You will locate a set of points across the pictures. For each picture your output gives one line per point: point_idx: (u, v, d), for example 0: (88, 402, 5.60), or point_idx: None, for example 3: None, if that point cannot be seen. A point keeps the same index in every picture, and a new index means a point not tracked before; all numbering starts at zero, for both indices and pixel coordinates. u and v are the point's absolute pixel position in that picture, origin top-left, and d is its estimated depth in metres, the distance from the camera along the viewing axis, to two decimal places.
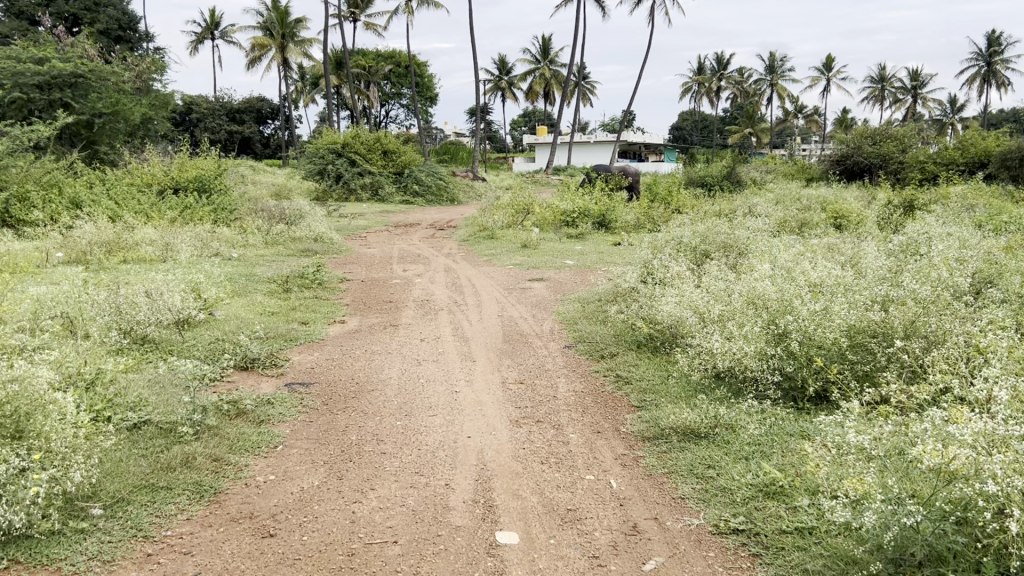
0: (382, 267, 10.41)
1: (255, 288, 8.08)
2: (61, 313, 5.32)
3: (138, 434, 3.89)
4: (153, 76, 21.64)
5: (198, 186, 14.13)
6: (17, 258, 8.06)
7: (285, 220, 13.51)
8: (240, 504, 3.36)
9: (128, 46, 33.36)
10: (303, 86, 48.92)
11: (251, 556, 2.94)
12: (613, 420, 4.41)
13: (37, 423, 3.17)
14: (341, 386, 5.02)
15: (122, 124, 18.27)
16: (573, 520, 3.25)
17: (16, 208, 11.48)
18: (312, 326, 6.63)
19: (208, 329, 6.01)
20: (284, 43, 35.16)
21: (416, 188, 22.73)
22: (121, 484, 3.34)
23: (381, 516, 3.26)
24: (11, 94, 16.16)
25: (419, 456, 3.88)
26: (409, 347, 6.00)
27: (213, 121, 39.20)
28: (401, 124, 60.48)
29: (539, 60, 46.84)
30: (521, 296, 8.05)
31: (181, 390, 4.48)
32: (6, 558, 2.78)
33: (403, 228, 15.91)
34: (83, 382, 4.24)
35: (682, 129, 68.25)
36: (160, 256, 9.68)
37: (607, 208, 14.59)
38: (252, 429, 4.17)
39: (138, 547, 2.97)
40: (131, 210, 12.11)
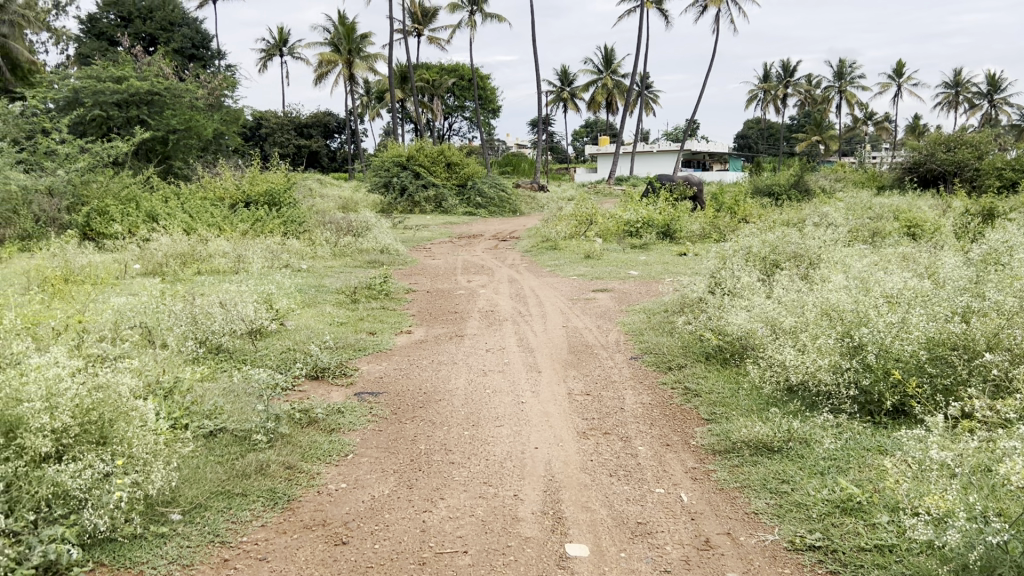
0: (446, 278, 10.49)
1: (324, 298, 8.23)
2: (140, 322, 5.49)
3: (214, 441, 3.99)
4: (224, 93, 22.25)
5: (267, 200, 14.47)
6: (98, 270, 8.36)
7: (352, 232, 13.74)
8: (313, 511, 3.41)
9: (202, 64, 34.42)
10: (368, 100, 49.71)
11: (325, 563, 2.98)
12: (682, 433, 4.36)
13: (120, 430, 3.26)
14: (409, 395, 5.07)
15: (195, 139, 18.81)
16: (642, 534, 3.21)
17: (97, 222, 11.91)
18: (380, 336, 6.72)
19: (279, 339, 6.14)
20: (350, 58, 35.81)
21: (479, 199, 22.88)
22: (198, 490, 3.43)
23: (451, 526, 3.27)
24: (92, 112, 16.80)
25: (487, 466, 3.89)
26: (475, 358, 6.03)
27: (282, 136, 40.12)
28: (464, 136, 61.06)
29: (602, 70, 46.86)
30: (585, 306, 8.02)
31: (255, 397, 4.58)
32: (91, 561, 2.87)
33: (467, 239, 16.04)
34: (162, 390, 4.37)
35: (748, 137, 67.41)
36: (232, 267, 9.93)
37: (672, 217, 14.46)
38: (323, 437, 4.23)
39: (215, 552, 3.03)
40: (204, 223, 12.45)
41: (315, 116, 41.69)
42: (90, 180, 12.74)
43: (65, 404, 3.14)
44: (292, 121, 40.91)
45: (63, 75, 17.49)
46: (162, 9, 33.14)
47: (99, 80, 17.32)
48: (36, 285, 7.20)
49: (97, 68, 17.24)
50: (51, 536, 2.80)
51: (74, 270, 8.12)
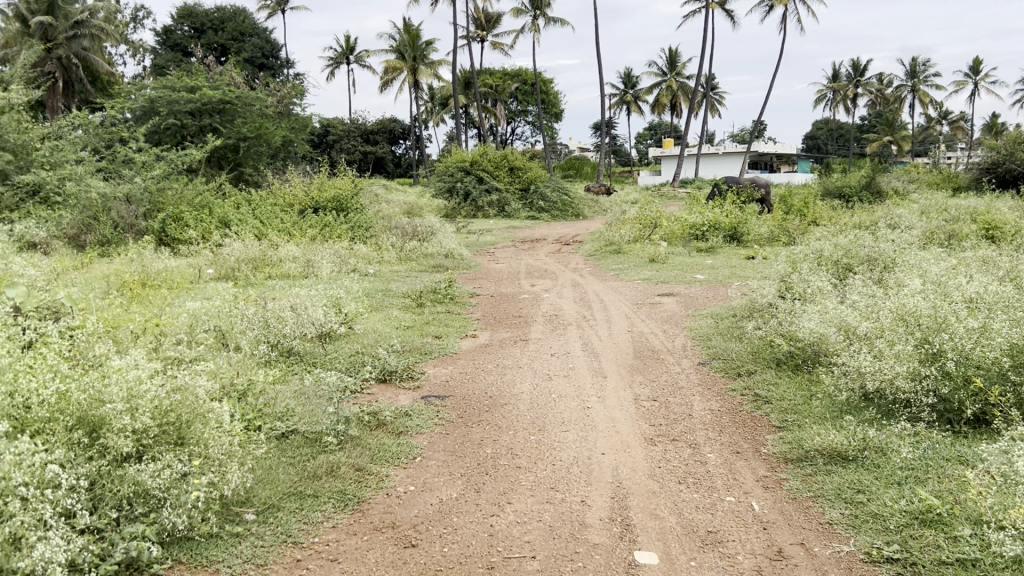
0: (510, 283, 10.52)
1: (390, 302, 8.33)
2: (215, 326, 5.63)
3: (286, 442, 4.07)
4: (292, 101, 22.71)
5: (335, 206, 14.70)
6: (173, 274, 8.60)
7: (417, 236, 13.87)
8: (383, 513, 3.46)
9: (271, 73, 35.19)
10: (432, 106, 50.17)
11: (395, 565, 3.01)
12: (753, 440, 4.28)
13: (197, 432, 3.34)
14: (474, 399, 5.09)
15: (265, 146, 19.22)
16: (713, 542, 3.17)
17: (172, 228, 12.26)
18: (445, 340, 6.77)
19: (348, 342, 6.24)
20: (415, 65, 36.21)
21: (542, 203, 22.84)
22: (271, 492, 3.49)
23: (519, 530, 3.27)
24: (167, 120, 17.35)
25: (554, 472, 3.88)
26: (541, 362, 6.03)
27: (349, 142, 40.79)
28: (527, 140, 61.24)
29: (666, 72, 46.49)
30: (651, 311, 7.94)
31: (325, 399, 4.67)
32: (171, 558, 2.96)
33: (530, 243, 16.05)
34: (235, 393, 4.47)
35: (817, 138, 66.05)
36: (302, 272, 10.12)
37: (739, 220, 14.25)
38: (392, 440, 4.28)
39: (288, 552, 3.09)
40: (275, 229, 12.73)
41: (381, 123, 42.28)
42: (166, 187, 13.13)
43: (146, 405, 3.22)
44: (358, 127, 41.53)
45: (140, 86, 18.07)
46: (233, 20, 34.02)
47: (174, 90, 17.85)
48: (116, 289, 7.44)
49: (172, 79, 17.77)
50: (133, 534, 2.89)
51: (151, 274, 8.37)
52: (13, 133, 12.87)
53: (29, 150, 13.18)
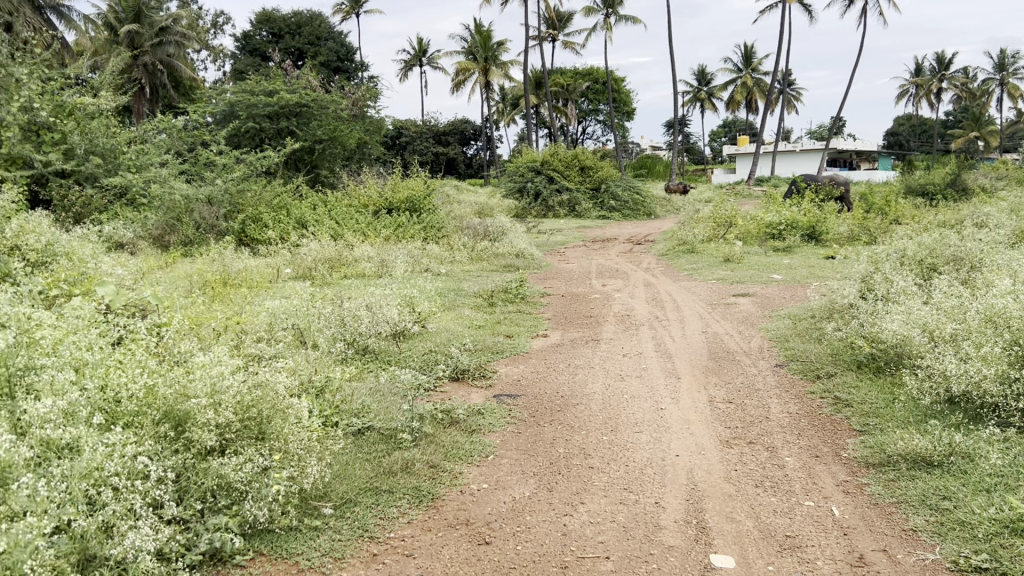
0: (581, 282, 10.49)
1: (463, 301, 8.40)
2: (293, 323, 5.75)
3: (362, 438, 4.15)
4: (367, 104, 23.06)
5: (408, 207, 14.89)
6: (253, 274, 8.84)
7: (489, 236, 13.95)
8: (457, 510, 3.49)
9: (347, 76, 35.81)
10: (504, 106, 50.36)
11: (469, 562, 3.03)
12: (832, 444, 4.19)
13: (278, 427, 3.44)
14: (546, 398, 5.10)
15: (340, 148, 19.55)
16: (792, 547, 3.11)
17: (252, 229, 12.59)
18: (517, 339, 6.80)
19: (421, 340, 6.32)
20: (487, 65, 36.40)
21: (613, 203, 22.70)
22: (349, 486, 3.56)
23: (592, 530, 3.27)
24: (247, 123, 17.93)
25: (628, 472, 3.86)
26: (613, 362, 6.00)
27: (421, 144, 41.24)
28: (599, 139, 61.00)
29: (741, 69, 45.78)
30: (726, 312, 7.82)
31: (400, 397, 4.74)
32: (253, 549, 3.04)
33: (601, 243, 15.98)
34: (314, 389, 4.58)
35: (898, 134, 64.11)
36: (377, 271, 10.27)
37: (818, 219, 13.94)
38: (465, 437, 4.31)
39: (365, 547, 3.14)
40: (351, 229, 12.96)
41: (453, 124, 42.61)
42: (245, 188, 13.49)
43: (229, 401, 3.32)
44: (431, 129, 41.93)
45: (221, 90, 18.60)
46: (310, 25, 34.74)
47: (253, 94, 18.34)
48: (199, 288, 7.67)
49: (251, 83, 18.24)
50: (216, 526, 2.98)
51: (232, 274, 8.61)
52: (102, 137, 13.38)
53: (117, 153, 13.68)
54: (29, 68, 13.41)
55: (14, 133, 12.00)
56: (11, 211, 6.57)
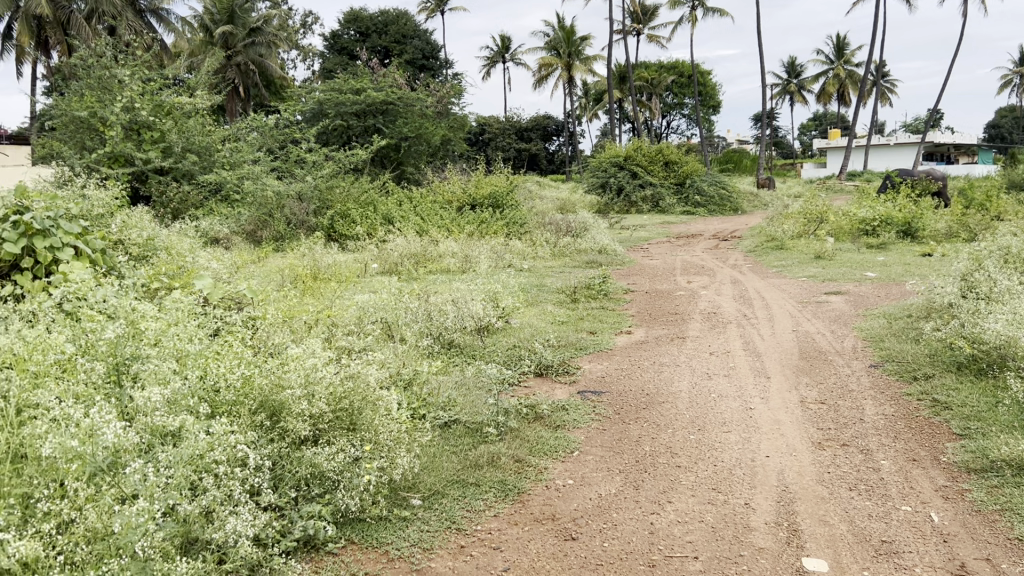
0: (666, 279, 10.36)
1: (546, 297, 8.42)
2: (380, 318, 5.87)
3: (449, 431, 4.20)
4: (451, 101, 23.25)
5: (491, 203, 14.95)
6: (341, 269, 9.03)
7: (571, 232, 13.91)
8: (543, 505, 3.50)
9: (431, 74, 36.21)
10: (587, 102, 50.13)
11: (556, 557, 3.04)
12: (931, 448, 4.04)
13: (368, 419, 3.51)
14: (631, 396, 5.06)
15: (425, 145, 19.78)
16: (888, 553, 3.02)
17: (340, 225, 12.88)
18: (600, 335, 6.78)
19: (506, 335, 6.36)
20: (570, 61, 36.33)
21: (698, 198, 22.33)
22: (436, 478, 3.62)
23: (680, 530, 3.24)
24: (334, 121, 18.37)
25: (715, 472, 3.80)
26: (699, 360, 5.93)
27: (504, 140, 41.41)
28: (683, 133, 60.32)
29: (834, 60, 44.49)
30: (817, 310, 7.63)
31: (485, 392, 4.78)
32: (344, 538, 3.11)
33: (686, 239, 15.76)
34: (402, 382, 4.66)
35: (1001, 127, 61.27)
36: (460, 267, 10.36)
37: (914, 214, 13.44)
38: (550, 433, 4.32)
39: (453, 538, 3.18)
40: (435, 225, 13.12)
41: (535, 120, 42.63)
42: (334, 185, 13.78)
43: (322, 392, 3.41)
44: (514, 125, 41.94)
45: (311, 89, 19.03)
46: (396, 23, 35.26)
47: (341, 92, 18.72)
48: (290, 283, 7.86)
49: (339, 82, 18.62)
50: (310, 513, 3.06)
51: (321, 268, 8.83)
52: (198, 135, 13.84)
53: (212, 151, 14.13)
54: (131, 70, 14.14)
55: (116, 132, 12.71)
56: (115, 206, 6.86)
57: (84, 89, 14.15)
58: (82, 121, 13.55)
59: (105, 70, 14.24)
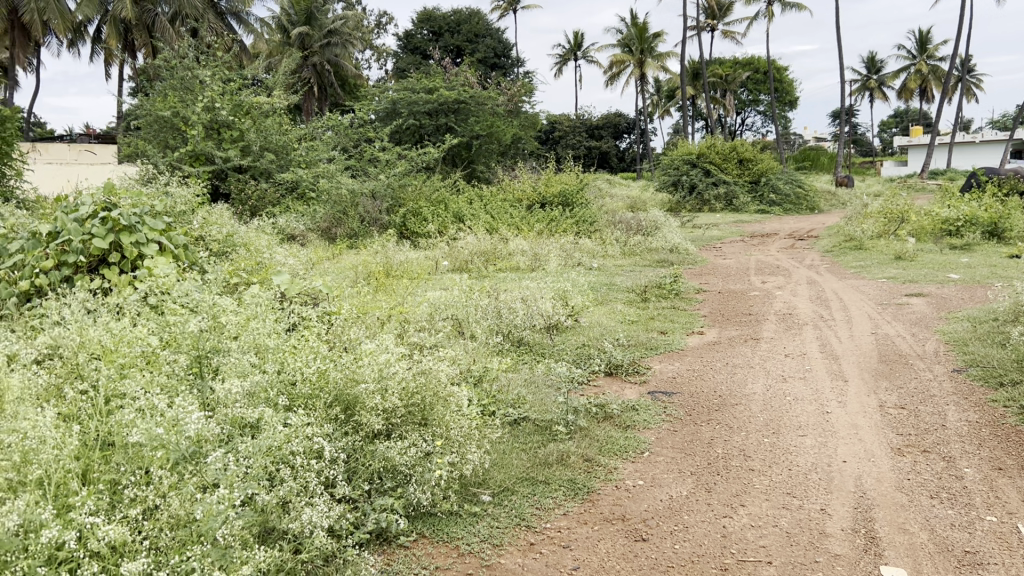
0: (739, 279, 10.20)
1: (616, 296, 8.39)
2: (450, 316, 5.93)
3: (518, 428, 4.22)
4: (522, 99, 23.32)
5: (561, 201, 14.90)
6: (412, 266, 9.13)
7: (642, 231, 13.80)
8: (613, 505, 3.48)
9: (503, 72, 36.28)
10: (659, 99, 49.69)
11: (626, 557, 3.03)
12: (1019, 457, 3.89)
13: (439, 414, 3.56)
14: (703, 397, 4.99)
15: (496, 144, 19.83)
16: (972, 564, 2.91)
17: (413, 222, 13.02)
18: (671, 335, 6.71)
19: (575, 334, 6.34)
20: (642, 58, 36.04)
21: (774, 196, 21.88)
22: (505, 475, 3.64)
23: (753, 534, 3.18)
24: (407, 120, 18.61)
25: (790, 477, 3.73)
26: (774, 362, 5.82)
27: (575, 138, 41.22)
28: (758, 131, 59.27)
29: (916, 56, 43.22)
30: (898, 312, 7.42)
31: (555, 390, 4.78)
32: (416, 531, 3.15)
33: (760, 238, 15.45)
34: (472, 378, 4.71)
35: None
36: (530, 266, 10.37)
37: (1001, 214, 12.89)
38: (620, 433, 4.30)
39: (522, 536, 3.19)
40: (505, 223, 13.16)
41: (607, 118, 42.40)
42: (406, 184, 13.93)
43: (395, 387, 3.46)
44: (584, 123, 41.75)
45: (384, 89, 19.30)
46: (468, 22, 35.53)
47: (414, 92, 18.94)
48: (364, 279, 7.98)
49: (412, 81, 18.86)
50: (383, 506, 3.11)
51: (394, 265, 8.94)
52: (275, 135, 14.18)
53: (288, 150, 14.45)
54: (212, 70, 14.58)
55: (197, 131, 13.07)
56: (197, 203, 7.08)
57: (169, 90, 14.64)
58: (165, 121, 14.01)
59: (188, 71, 14.72)
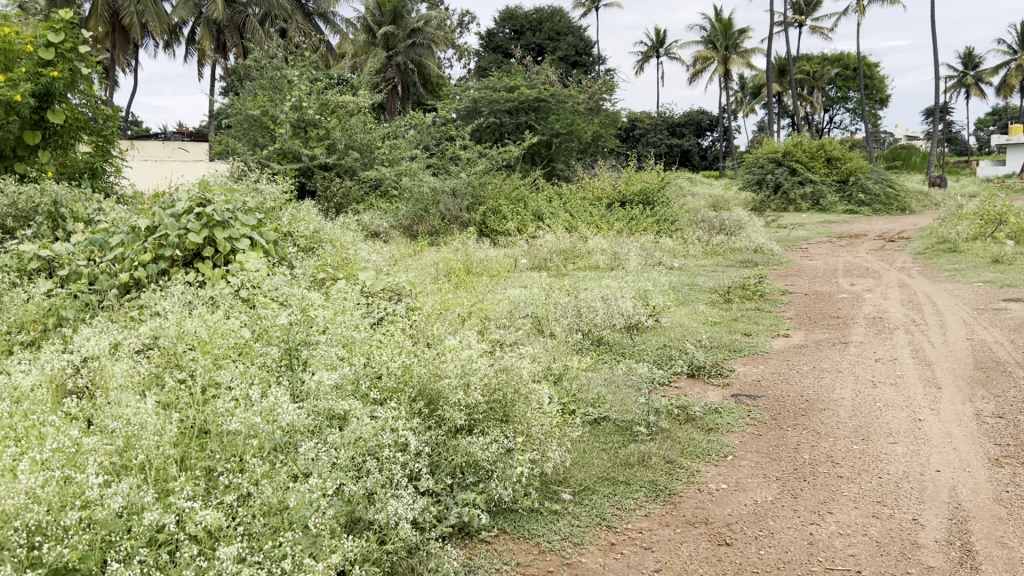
0: (826, 281, 9.95)
1: (698, 296, 8.29)
2: (530, 314, 5.97)
3: (598, 428, 4.21)
4: (603, 97, 23.19)
5: (642, 199, 14.76)
6: (492, 263, 9.19)
7: (725, 230, 13.58)
8: (695, 508, 3.44)
9: (584, 71, 36.11)
10: (743, 97, 48.84)
11: (710, 561, 2.99)
12: None
13: (520, 410, 3.57)
14: (789, 402, 4.89)
15: (576, 142, 19.76)
16: None
17: (492, 220, 13.09)
18: (755, 338, 6.58)
19: (656, 334, 6.28)
20: (727, 54, 35.44)
21: (862, 196, 21.21)
22: (586, 474, 3.63)
23: (841, 542, 3.11)
24: (488, 119, 18.75)
25: (880, 485, 3.62)
26: (863, 367, 5.66)
27: (656, 136, 40.65)
28: (846, 129, 57.66)
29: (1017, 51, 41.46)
30: (995, 317, 7.14)
31: (635, 389, 4.74)
32: (497, 527, 3.17)
33: (848, 239, 15.00)
34: (552, 376, 4.72)
35: None
36: (609, 264, 10.32)
37: None
38: (702, 435, 4.25)
39: (603, 535, 3.18)
40: (585, 222, 13.12)
41: (689, 115, 41.83)
42: (486, 181, 14.01)
43: (477, 382, 3.50)
44: (666, 120, 41.27)
45: (465, 89, 19.49)
46: (551, 20, 35.54)
47: (495, 90, 19.04)
48: (444, 276, 8.06)
49: (493, 80, 18.95)
50: (465, 500, 3.15)
51: (473, 263, 9.02)
52: (360, 133, 14.44)
53: (372, 148, 14.68)
54: (300, 71, 14.95)
55: (285, 130, 13.54)
56: (285, 200, 7.27)
57: (258, 90, 15.09)
58: (255, 120, 14.46)
59: (277, 71, 15.11)
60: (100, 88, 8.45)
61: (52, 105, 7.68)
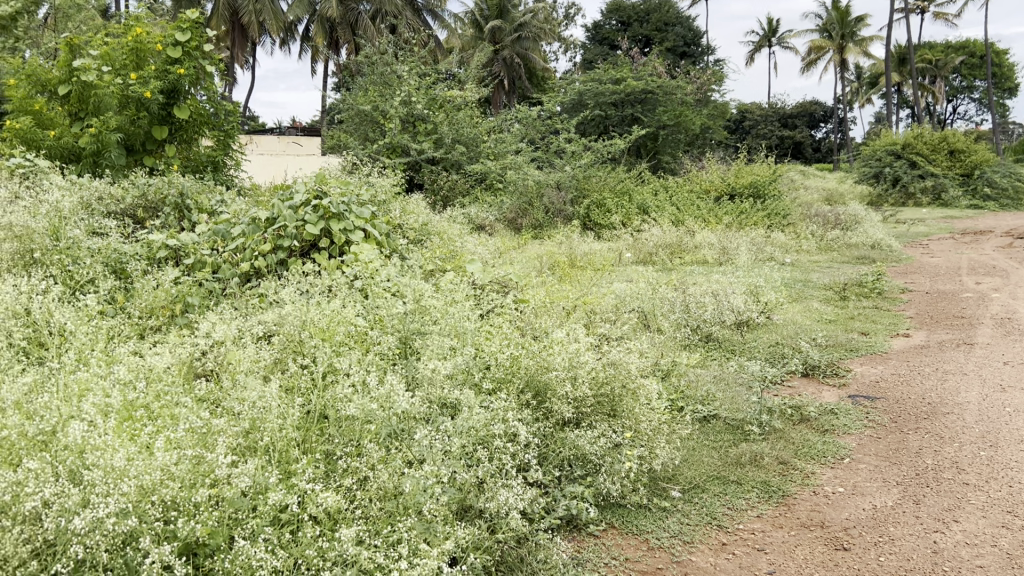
0: (949, 278, 9.52)
1: (811, 293, 8.04)
2: (638, 308, 5.93)
3: (708, 426, 4.15)
4: (711, 88, 22.76)
5: (752, 192, 14.40)
6: (597, 256, 9.16)
7: (839, 224, 13.15)
8: (811, 511, 3.34)
9: (693, 61, 35.47)
10: (860, 85, 46.99)
11: (827, 565, 2.90)
12: None
13: (628, 406, 3.54)
14: (910, 404, 4.69)
15: (684, 134, 19.44)
16: None
17: (597, 214, 13.06)
18: (873, 337, 6.34)
19: (767, 330, 6.13)
20: (843, 43, 34.16)
21: (988, 190, 20.16)
22: (696, 472, 3.58)
23: (969, 552, 2.96)
24: (594, 111, 18.67)
25: (1011, 494, 3.43)
26: (992, 369, 5.37)
27: (766, 128, 39.56)
28: (971, 120, 54.83)
29: None
30: None
31: (745, 387, 4.64)
32: (605, 521, 3.16)
33: (972, 235, 14.27)
34: (660, 372, 4.69)
35: None
36: (717, 258, 10.14)
37: None
38: (818, 437, 4.12)
39: (713, 535, 3.13)
40: (692, 215, 12.93)
41: (802, 107, 40.53)
42: (592, 175, 13.98)
43: (585, 375, 3.50)
44: (778, 112, 40.11)
45: (571, 81, 19.45)
46: (659, 11, 35.00)
47: (601, 83, 18.95)
48: (549, 269, 8.09)
49: (600, 72, 18.86)
50: (574, 494, 3.16)
51: (578, 256, 9.01)
52: (467, 126, 14.59)
53: (479, 142, 14.76)
54: (409, 66, 15.24)
55: (395, 125, 13.88)
56: (395, 192, 7.43)
57: (368, 85, 15.44)
58: (367, 114, 14.80)
59: (387, 67, 15.44)
60: (222, 85, 8.84)
61: (178, 101, 8.08)
